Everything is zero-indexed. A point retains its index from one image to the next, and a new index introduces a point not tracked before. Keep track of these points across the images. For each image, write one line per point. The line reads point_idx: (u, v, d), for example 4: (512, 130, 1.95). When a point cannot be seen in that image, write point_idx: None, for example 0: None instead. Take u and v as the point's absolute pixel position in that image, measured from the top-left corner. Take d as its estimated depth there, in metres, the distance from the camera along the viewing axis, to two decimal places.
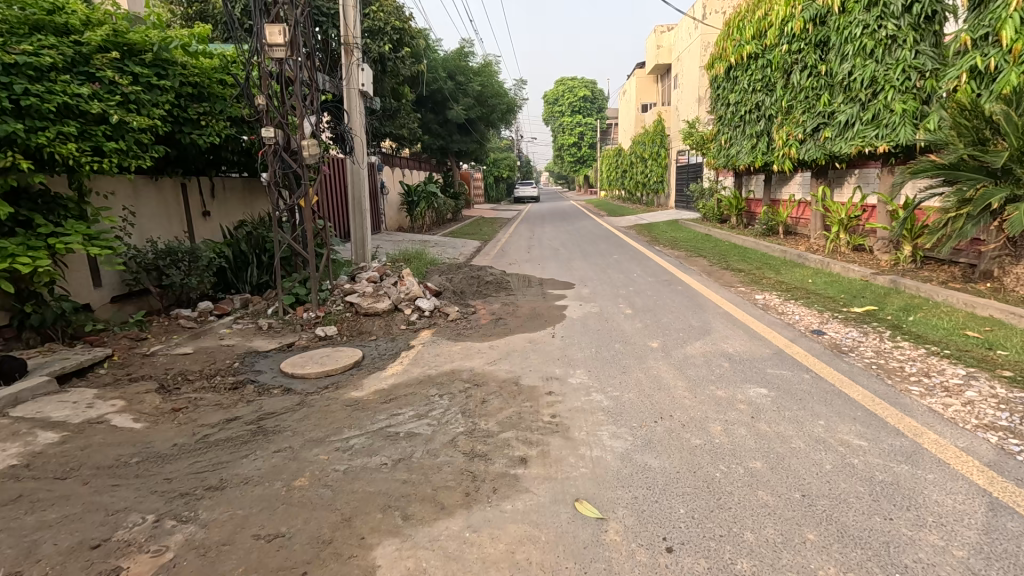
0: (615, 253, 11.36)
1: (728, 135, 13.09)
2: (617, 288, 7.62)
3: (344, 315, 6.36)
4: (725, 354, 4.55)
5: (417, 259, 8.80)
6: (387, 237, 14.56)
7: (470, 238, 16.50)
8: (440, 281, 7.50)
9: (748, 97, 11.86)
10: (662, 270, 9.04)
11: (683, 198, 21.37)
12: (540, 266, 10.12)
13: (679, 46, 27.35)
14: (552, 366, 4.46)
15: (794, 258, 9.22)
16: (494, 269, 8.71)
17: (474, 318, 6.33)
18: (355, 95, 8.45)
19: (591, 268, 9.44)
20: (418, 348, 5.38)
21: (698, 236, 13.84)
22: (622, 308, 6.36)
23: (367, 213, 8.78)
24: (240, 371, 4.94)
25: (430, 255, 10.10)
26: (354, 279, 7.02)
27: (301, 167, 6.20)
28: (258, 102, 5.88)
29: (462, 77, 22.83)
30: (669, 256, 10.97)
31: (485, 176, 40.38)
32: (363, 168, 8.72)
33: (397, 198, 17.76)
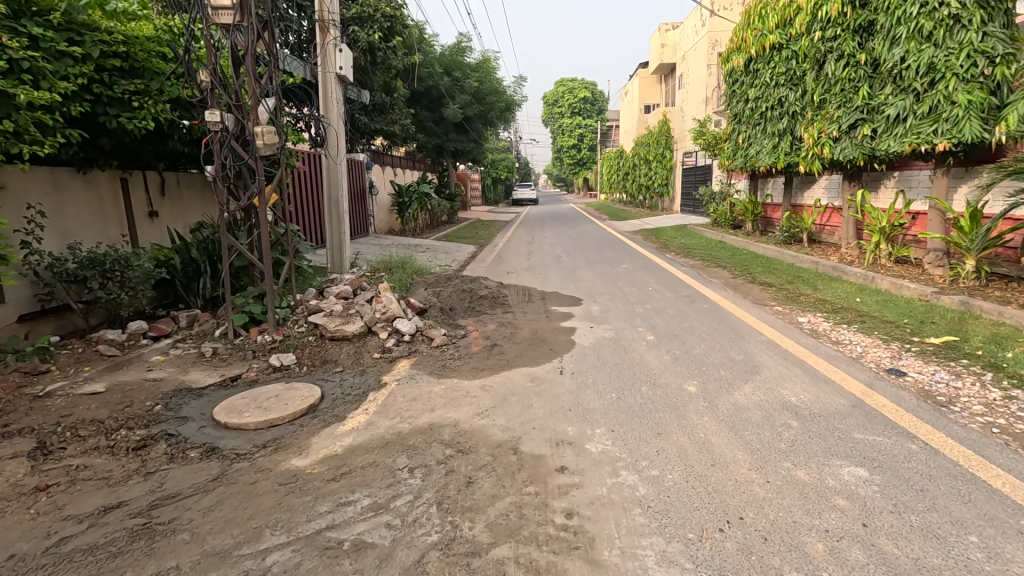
0: (624, 262, 10.29)
1: (746, 134, 12.05)
2: (633, 305, 6.54)
3: (306, 339, 5.25)
4: (787, 404, 3.49)
5: (402, 268, 7.71)
6: (373, 241, 13.49)
7: (466, 243, 15.41)
8: (426, 297, 6.41)
9: (770, 92, 10.84)
10: (679, 283, 7.96)
11: (691, 202, 20.36)
12: (542, 277, 9.05)
13: (685, 45, 26.39)
14: (562, 423, 3.37)
15: (829, 271, 8.16)
16: (489, 282, 7.61)
17: (464, 344, 5.25)
18: (331, 80, 7.39)
19: (600, 280, 8.38)
20: (391, 386, 4.28)
21: (712, 243, 12.76)
22: (642, 334, 5.29)
23: (345, 216, 7.80)
24: (159, 419, 3.84)
25: (417, 263, 9.01)
26: (323, 294, 5.93)
27: (254, 159, 5.08)
28: (201, 78, 4.77)
29: (459, 73, 21.80)
30: (683, 266, 9.91)
31: (483, 178, 39.38)
32: (342, 164, 7.71)
33: (388, 199, 16.67)
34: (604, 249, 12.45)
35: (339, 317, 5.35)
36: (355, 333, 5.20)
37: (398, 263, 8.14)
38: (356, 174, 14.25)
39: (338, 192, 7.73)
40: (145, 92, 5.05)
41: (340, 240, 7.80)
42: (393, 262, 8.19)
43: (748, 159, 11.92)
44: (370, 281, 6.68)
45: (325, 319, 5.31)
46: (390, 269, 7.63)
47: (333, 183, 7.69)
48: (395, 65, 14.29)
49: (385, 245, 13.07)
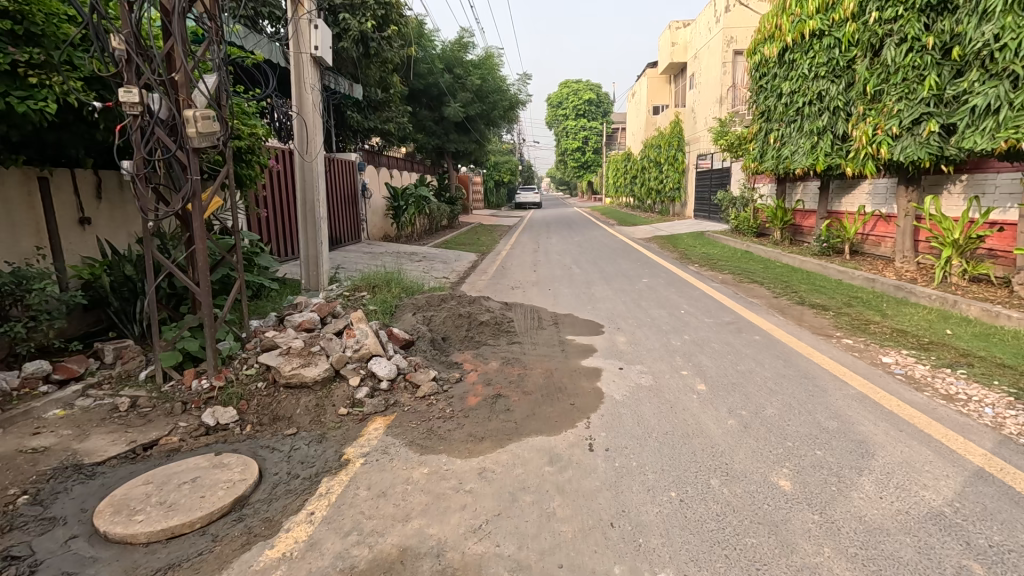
0: (643, 276, 9.09)
1: (778, 133, 10.78)
2: (668, 337, 5.34)
3: (255, 387, 4.05)
4: (948, 524, 2.30)
5: (388, 285, 6.52)
6: (364, 250, 12.30)
7: (467, 251, 14.24)
8: (414, 325, 5.22)
9: (810, 85, 9.63)
10: (715, 304, 6.76)
11: (706, 207, 19.16)
12: (551, 295, 7.84)
13: (697, 42, 25.22)
14: (606, 557, 2.18)
15: (892, 291, 6.92)
16: (491, 302, 6.41)
17: (458, 394, 4.06)
18: (306, 63, 6.23)
19: (621, 300, 7.17)
20: (355, 467, 3.08)
21: (738, 253, 11.54)
22: (689, 381, 4.10)
23: (321, 223, 6.67)
24: (9, 526, 2.63)
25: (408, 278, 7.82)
26: (283, 323, 4.73)
27: (187, 153, 3.88)
28: (113, 43, 3.59)
29: (460, 70, 20.63)
30: (713, 281, 8.70)
31: (485, 180, 38.25)
32: (319, 163, 6.57)
33: (382, 202, 15.50)
34: (619, 260, 11.25)
35: (300, 357, 4.15)
36: (318, 380, 4.00)
37: (384, 278, 6.95)
38: (346, 175, 13.09)
39: (314, 196, 6.60)
40: (48, 64, 3.91)
41: (316, 251, 6.68)
42: (378, 277, 7.01)
43: (780, 161, 10.69)
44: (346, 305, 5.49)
45: (280, 359, 4.11)
46: (372, 286, 6.43)
47: (309, 185, 6.57)
48: (390, 58, 13.13)
49: (376, 254, 11.89)
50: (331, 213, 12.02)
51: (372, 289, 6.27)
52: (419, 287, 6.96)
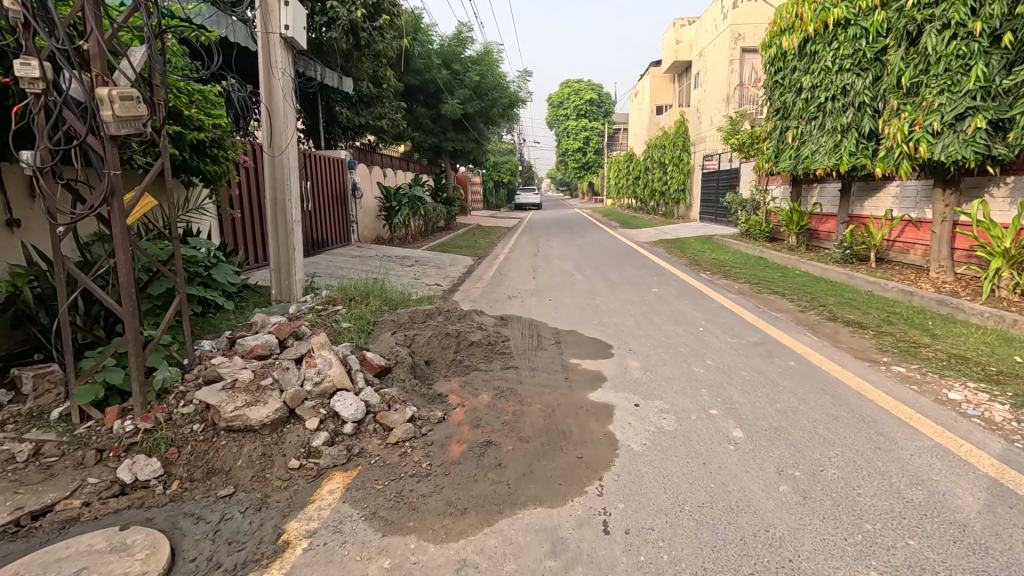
0: (653, 285, 8.34)
1: (795, 131, 10.04)
2: (688, 362, 4.60)
3: (189, 431, 3.29)
4: None
5: (368, 297, 5.78)
6: (352, 253, 11.55)
7: (463, 255, 13.48)
8: (392, 347, 4.47)
9: (833, 79, 8.92)
10: (736, 319, 6.02)
11: (713, 210, 18.42)
12: (551, 307, 7.09)
13: (702, 40, 24.52)
14: None
15: (933, 305, 6.18)
16: (484, 318, 5.66)
17: (439, 440, 3.31)
18: (276, 44, 5.50)
19: (630, 314, 6.43)
20: (294, 557, 2.33)
21: (752, 259, 10.82)
22: (721, 425, 3.36)
23: (294, 226, 5.94)
24: None
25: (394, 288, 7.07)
26: (235, 347, 3.98)
27: (102, 141, 3.10)
28: (4, 2, 2.83)
29: (458, 66, 19.93)
30: (729, 292, 7.94)
31: (485, 180, 37.53)
32: (291, 158, 5.84)
33: (375, 202, 14.74)
34: (624, 266, 10.52)
35: (247, 392, 3.40)
36: (266, 423, 3.25)
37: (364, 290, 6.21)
38: (334, 173, 12.36)
39: (285, 194, 5.86)
40: None
41: (288, 257, 5.94)
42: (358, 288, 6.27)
43: (798, 161, 9.95)
44: (314, 323, 4.74)
45: (222, 395, 3.36)
46: (348, 298, 5.68)
47: (280, 183, 5.83)
48: (382, 50, 12.40)
49: (365, 258, 11.17)
50: (318, 214, 11.29)
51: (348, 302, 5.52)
52: (404, 298, 6.23)
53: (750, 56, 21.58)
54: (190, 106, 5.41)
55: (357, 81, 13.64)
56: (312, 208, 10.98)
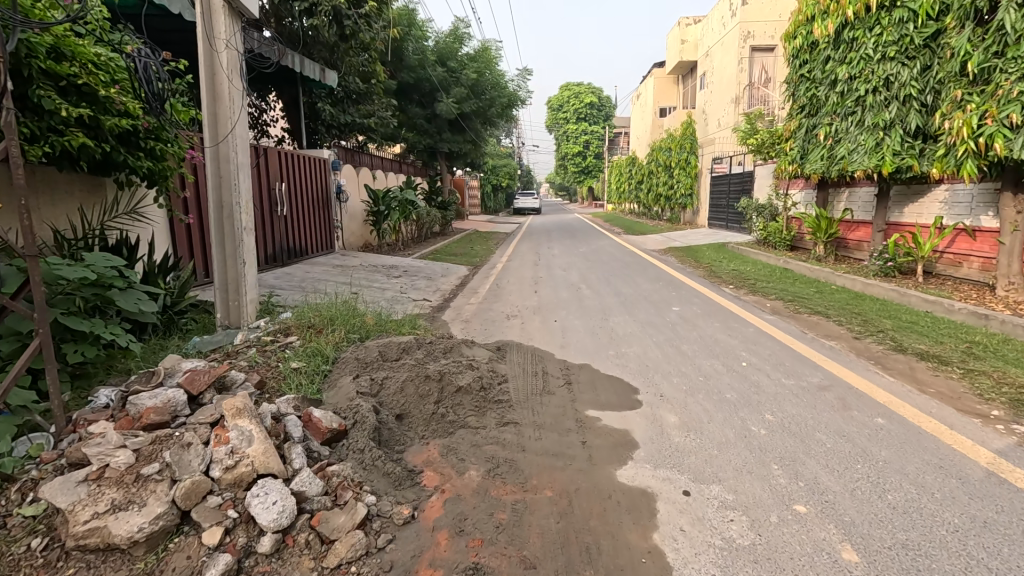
0: (673, 302, 7.27)
1: (827, 130, 8.98)
2: (740, 417, 3.52)
3: (24, 551, 2.16)
4: None
5: (331, 324, 4.67)
6: (334, 263, 10.45)
7: (457, 264, 12.39)
8: (352, 399, 3.37)
9: (875, 69, 7.90)
10: (782, 350, 4.95)
11: (725, 216, 17.41)
12: (556, 330, 6.02)
13: (709, 39, 23.60)
14: None
15: (1019, 333, 5.12)
16: (476, 350, 4.57)
17: (402, 562, 2.22)
18: (217, 9, 4.43)
19: (651, 342, 5.36)
20: None
21: (776, 270, 9.76)
22: (820, 538, 2.28)
23: (243, 237, 4.85)
24: None
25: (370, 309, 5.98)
26: (125, 407, 2.85)
27: None
28: None
29: (454, 63, 18.94)
30: (761, 311, 6.86)
31: (483, 184, 36.54)
32: (239, 153, 4.75)
33: (363, 207, 13.64)
34: (636, 277, 9.47)
35: (118, 487, 2.29)
36: (139, 540, 2.14)
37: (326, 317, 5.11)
38: (316, 174, 11.26)
39: (232, 197, 4.74)
40: None
41: (236, 273, 4.86)
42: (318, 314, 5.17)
43: (831, 162, 8.88)
44: (249, 366, 3.63)
45: (78, 494, 2.24)
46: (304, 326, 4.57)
47: (226, 183, 4.72)
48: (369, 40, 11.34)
49: (348, 268, 10.08)
50: (297, 219, 10.19)
51: (302, 332, 4.41)
52: (377, 326, 5.13)
53: (760, 55, 20.68)
54: (110, 86, 4.39)
55: (344, 76, 12.62)
56: (290, 213, 9.88)
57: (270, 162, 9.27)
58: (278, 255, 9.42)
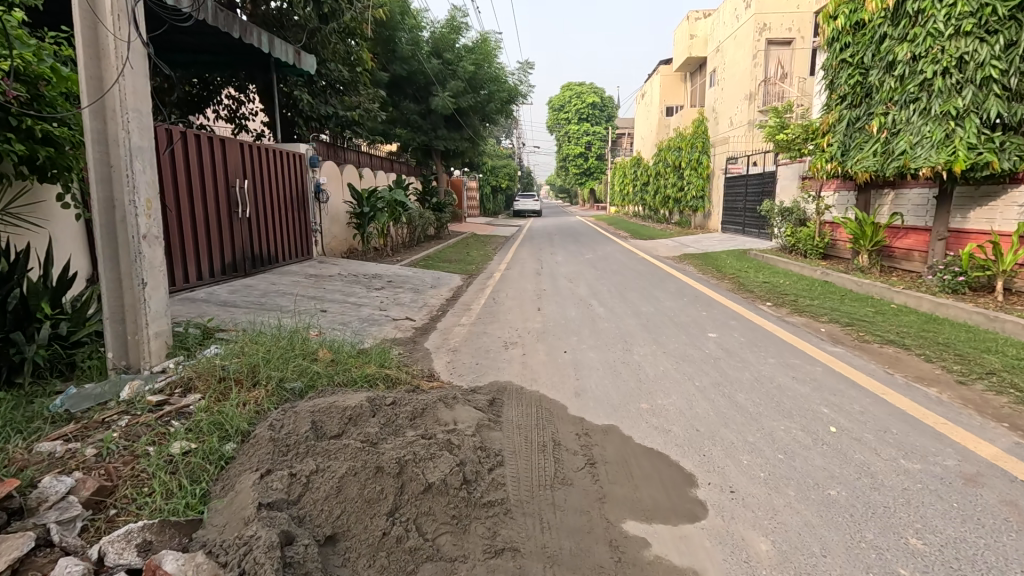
0: (707, 327, 5.96)
1: (881, 120, 7.63)
2: (867, 543, 2.24)
3: None
4: None
5: (258, 370, 3.36)
6: (309, 272, 9.15)
7: (451, 273, 11.08)
8: (247, 525, 2.02)
9: (945, 46, 6.60)
10: (874, 405, 3.65)
11: (743, 219, 16.13)
12: (566, 365, 4.74)
13: (720, 33, 22.43)
14: None
15: None
16: (460, 408, 3.26)
17: None
18: None
19: (693, 387, 4.08)
20: None
21: (816, 284, 8.49)
22: None
23: (143, 248, 3.54)
24: None
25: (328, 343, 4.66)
26: None
27: None
28: None
29: (451, 55, 17.73)
30: (819, 339, 5.55)
31: (482, 185, 35.30)
32: (136, 134, 3.44)
33: (346, 208, 12.23)
34: (655, 292, 8.17)
35: None
36: None
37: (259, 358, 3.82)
38: (290, 171, 9.92)
39: (126, 193, 3.42)
40: None
41: (132, 297, 3.55)
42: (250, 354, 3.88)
43: (888, 158, 7.52)
44: (92, 460, 2.32)
45: None
46: (216, 372, 3.25)
47: (116, 174, 3.40)
48: None
49: (323, 278, 8.80)
50: (265, 221, 8.86)
51: (210, 386, 3.09)
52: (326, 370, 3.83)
53: (776, 49, 19.50)
54: None
55: (323, 63, 11.32)
56: (255, 215, 8.56)
57: (229, 154, 7.93)
58: (240, 264, 8.11)
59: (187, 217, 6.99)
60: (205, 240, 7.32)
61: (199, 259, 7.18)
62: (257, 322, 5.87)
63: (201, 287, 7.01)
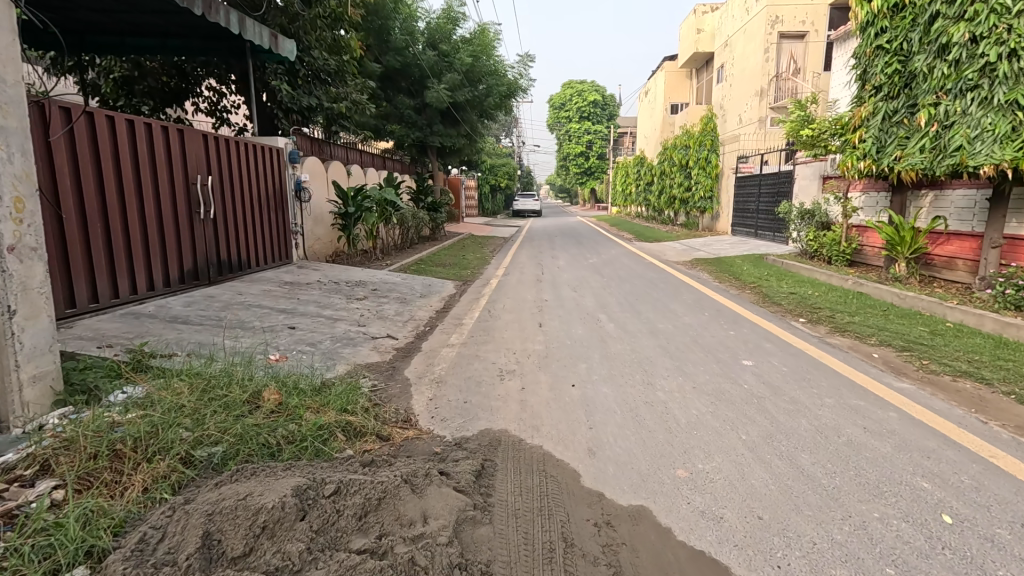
0: (739, 352, 5.04)
1: (932, 112, 6.71)
2: None
3: None
4: None
5: (150, 438, 2.49)
6: (284, 279, 8.24)
7: (443, 279, 10.16)
8: None
9: (1013, 25, 5.71)
10: (986, 475, 2.76)
11: (756, 221, 15.22)
12: (575, 406, 3.84)
13: (728, 27, 21.53)
14: None
15: None
16: (435, 491, 2.37)
17: None
18: None
19: (739, 443, 3.19)
20: None
21: (850, 296, 7.58)
22: None
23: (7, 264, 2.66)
24: None
25: (279, 382, 3.75)
26: None
27: None
28: None
29: (447, 47, 16.82)
30: (876, 368, 4.64)
31: (480, 185, 34.38)
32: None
33: (331, 207, 11.31)
34: (671, 305, 7.27)
35: None
36: None
37: (170, 410, 2.93)
38: (266, 167, 8.97)
39: None
40: None
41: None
42: (161, 403, 2.99)
43: (940, 154, 6.60)
44: None
45: None
46: (89, 444, 2.38)
47: None
48: None
49: (299, 287, 7.88)
50: (234, 223, 7.92)
51: (70, 469, 2.21)
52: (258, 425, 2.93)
53: (788, 43, 18.62)
54: None
55: (306, 49, 10.41)
56: (221, 215, 7.62)
57: (191, 147, 7.00)
58: (204, 270, 7.15)
59: (138, 218, 6.05)
60: (160, 244, 6.38)
61: (151, 265, 6.22)
62: (208, 345, 4.97)
63: (152, 299, 6.10)
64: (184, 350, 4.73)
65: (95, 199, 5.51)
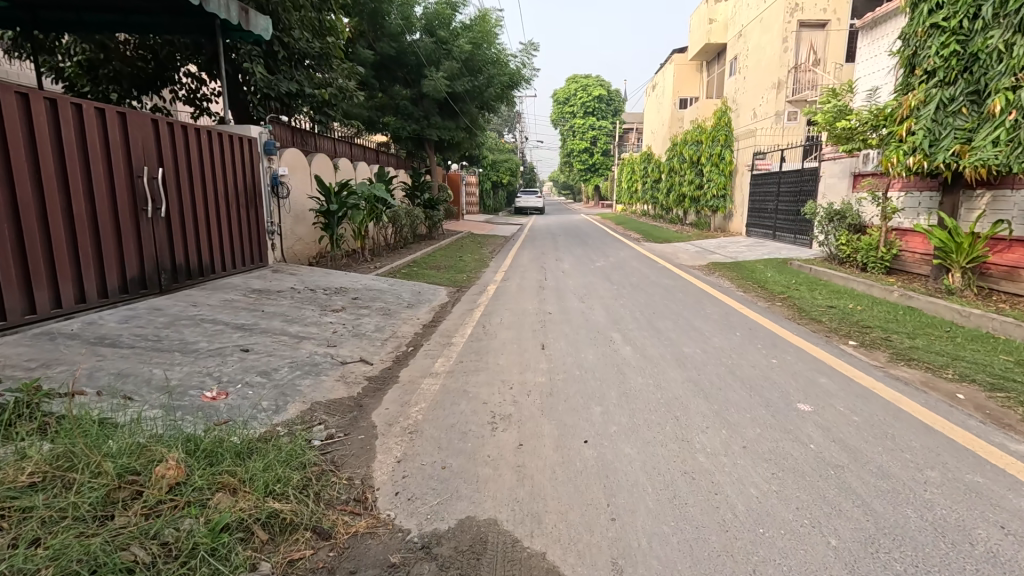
0: (791, 391, 4.03)
1: (1007, 99, 6.04)
2: None
3: None
4: None
5: None
6: (251, 285, 7.25)
7: (435, 285, 9.15)
8: None
9: None
10: None
11: (776, 221, 14.17)
12: (590, 479, 2.85)
13: (743, 16, 20.41)
14: None
15: None
16: None
17: None
18: None
19: (831, 556, 2.20)
20: None
21: (900, 311, 6.56)
22: None
23: None
24: None
25: (186, 448, 2.78)
26: None
27: None
28: None
29: (446, 34, 15.72)
30: (974, 418, 3.61)
31: (482, 180, 33.30)
32: None
33: (312, 204, 10.24)
34: (695, 321, 6.25)
35: None
36: None
37: None
38: (236, 159, 7.97)
39: None
40: None
41: None
42: None
43: (1020, 148, 5.90)
44: None
45: None
46: None
47: None
48: None
49: (267, 295, 6.90)
50: (195, 222, 6.93)
51: None
52: (120, 540, 2.08)
53: (808, 32, 17.54)
54: None
55: (286, 29, 9.38)
56: (178, 213, 6.61)
57: (137, 133, 5.93)
58: (154, 278, 6.15)
59: (63, 218, 5.04)
60: (96, 248, 5.38)
61: (82, 273, 5.22)
62: (130, 378, 4.00)
63: (82, 314, 5.14)
64: (95, 387, 3.77)
65: (1, 195, 4.49)
